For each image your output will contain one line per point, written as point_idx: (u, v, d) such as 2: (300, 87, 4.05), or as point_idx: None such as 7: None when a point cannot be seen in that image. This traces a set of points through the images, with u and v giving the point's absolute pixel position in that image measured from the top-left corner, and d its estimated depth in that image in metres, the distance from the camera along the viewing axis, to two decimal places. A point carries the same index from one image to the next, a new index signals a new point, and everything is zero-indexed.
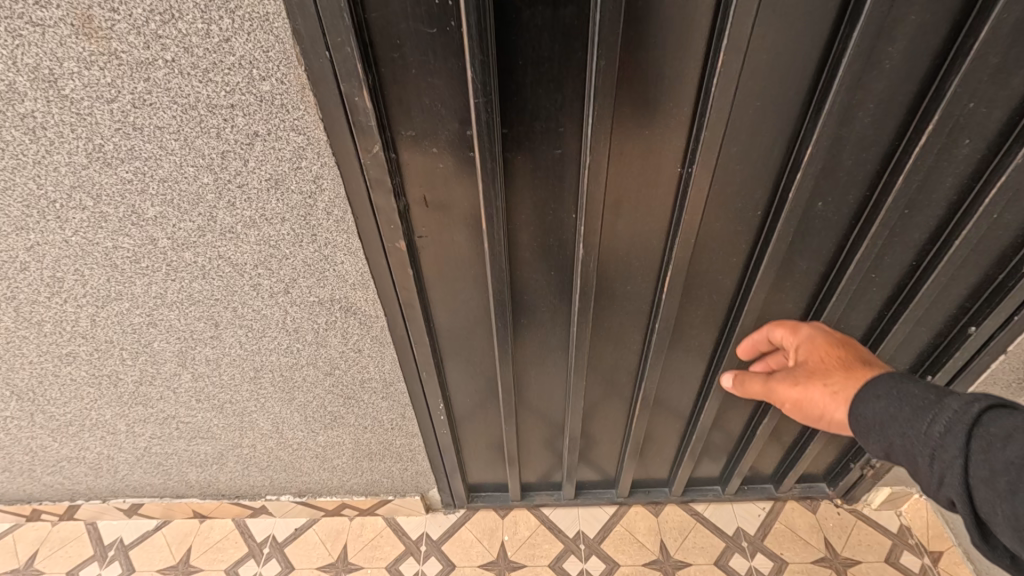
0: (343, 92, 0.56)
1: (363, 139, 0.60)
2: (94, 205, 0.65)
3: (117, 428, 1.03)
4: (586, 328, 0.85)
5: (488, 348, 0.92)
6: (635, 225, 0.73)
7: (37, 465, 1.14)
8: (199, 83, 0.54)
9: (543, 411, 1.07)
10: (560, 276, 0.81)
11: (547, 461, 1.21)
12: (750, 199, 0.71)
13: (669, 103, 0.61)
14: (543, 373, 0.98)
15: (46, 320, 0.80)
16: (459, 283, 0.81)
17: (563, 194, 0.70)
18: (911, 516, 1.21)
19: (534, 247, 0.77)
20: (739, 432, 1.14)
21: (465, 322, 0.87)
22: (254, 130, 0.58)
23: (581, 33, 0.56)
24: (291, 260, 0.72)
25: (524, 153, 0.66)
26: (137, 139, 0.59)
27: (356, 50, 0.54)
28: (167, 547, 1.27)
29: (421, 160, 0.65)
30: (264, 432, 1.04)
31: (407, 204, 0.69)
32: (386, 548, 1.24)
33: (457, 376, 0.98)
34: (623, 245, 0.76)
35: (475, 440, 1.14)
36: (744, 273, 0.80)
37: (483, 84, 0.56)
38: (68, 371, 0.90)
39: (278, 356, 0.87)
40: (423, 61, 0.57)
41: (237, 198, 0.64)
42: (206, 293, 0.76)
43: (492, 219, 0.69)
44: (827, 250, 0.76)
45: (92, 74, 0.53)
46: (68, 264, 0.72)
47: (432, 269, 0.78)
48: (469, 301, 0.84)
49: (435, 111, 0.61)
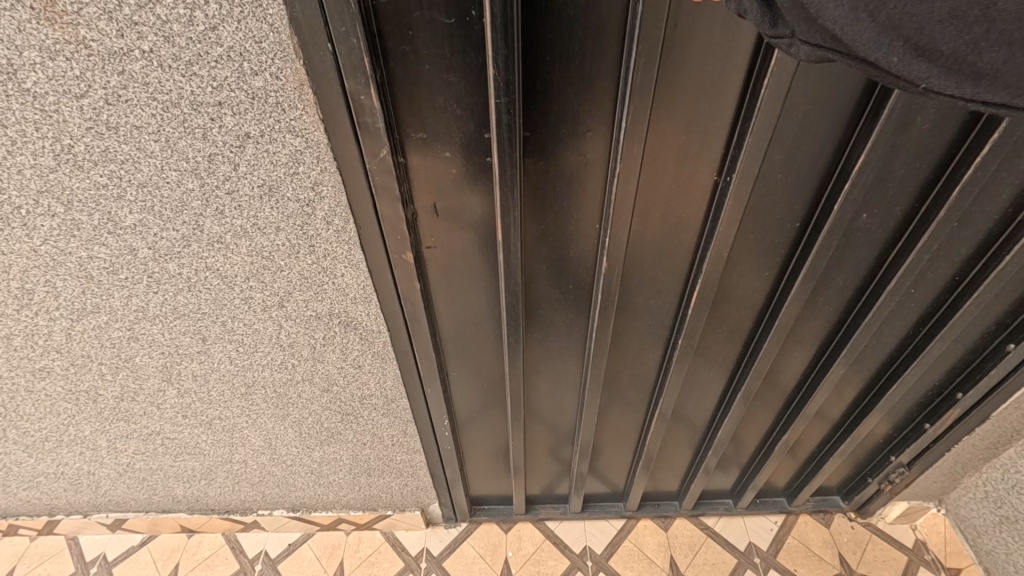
0: (347, 89, 0.49)
1: (369, 141, 0.53)
2: (65, 211, 0.58)
3: (97, 443, 0.96)
4: (604, 342, 0.80)
5: (496, 360, 0.87)
6: (663, 235, 0.68)
7: (13, 480, 1.07)
8: (182, 77, 0.48)
9: (552, 423, 1.02)
10: (578, 287, 0.75)
11: (553, 473, 1.17)
12: (789, 209, 0.67)
13: (710, 108, 0.56)
14: (553, 387, 0.94)
15: (16, 333, 0.73)
16: (467, 293, 0.75)
17: (586, 202, 0.65)
18: (927, 531, 1.18)
19: (551, 258, 0.71)
20: (754, 446, 1.10)
21: (472, 334, 0.82)
22: (245, 131, 0.51)
23: (616, 27, 0.51)
24: (287, 273, 0.65)
25: (547, 158, 0.60)
26: (112, 139, 0.52)
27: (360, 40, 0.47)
28: (153, 565, 1.20)
29: (432, 164, 0.59)
30: (256, 447, 0.98)
31: (415, 212, 0.64)
32: (384, 565, 1.18)
33: (461, 390, 0.93)
34: (649, 256, 0.71)
35: (478, 452, 1.08)
36: (777, 284, 0.77)
37: (506, 83, 0.50)
38: (42, 386, 0.83)
39: (271, 372, 0.81)
40: (438, 55, 0.51)
41: (226, 205, 0.58)
42: (193, 306, 0.70)
43: (507, 229, 0.63)
44: (869, 260, 0.74)
45: (57, 65, 0.46)
46: (38, 275, 0.65)
47: (439, 280, 0.73)
48: (478, 313, 0.78)
49: (448, 111, 0.55)
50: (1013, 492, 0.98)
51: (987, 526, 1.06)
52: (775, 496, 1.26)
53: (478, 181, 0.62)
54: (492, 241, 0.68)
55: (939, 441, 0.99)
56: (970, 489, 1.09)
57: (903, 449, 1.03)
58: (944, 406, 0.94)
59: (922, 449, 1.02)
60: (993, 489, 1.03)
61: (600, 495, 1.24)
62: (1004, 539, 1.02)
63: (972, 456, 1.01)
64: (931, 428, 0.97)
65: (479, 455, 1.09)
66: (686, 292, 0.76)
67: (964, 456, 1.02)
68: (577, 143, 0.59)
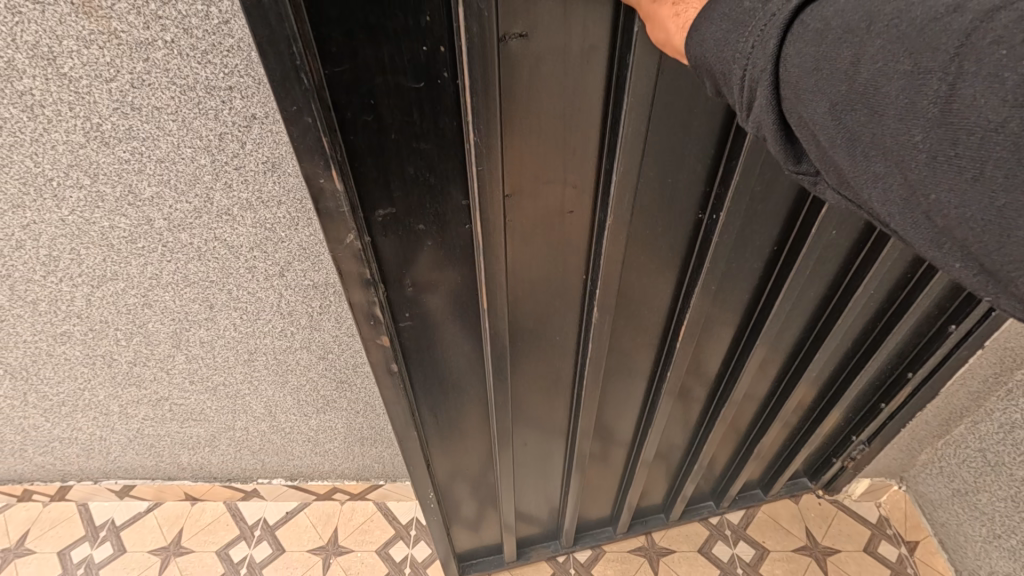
0: (307, 172, 0.51)
1: (337, 226, 0.56)
2: (91, 183, 0.66)
3: (110, 408, 1.04)
4: (599, 361, 0.81)
5: (479, 417, 0.90)
6: (651, 253, 0.72)
7: (30, 445, 1.14)
8: (198, 64, 0.55)
9: (539, 455, 1.01)
10: (566, 312, 0.77)
11: (543, 507, 1.14)
12: (770, 226, 0.73)
13: (692, 136, 0.61)
14: (538, 421, 0.93)
15: (42, 298, 0.81)
16: (449, 334, 0.75)
17: (571, 250, 0.69)
18: (890, 507, 1.25)
19: (537, 288, 0.72)
20: (736, 447, 1.13)
21: (452, 379, 0.82)
22: (252, 113, 0.59)
23: (589, 73, 0.53)
24: (287, 244, 0.73)
25: (530, 199, 0.62)
26: (136, 119, 0.59)
27: (318, 121, 0.48)
28: (159, 529, 1.28)
29: (401, 239, 0.62)
30: (257, 414, 1.05)
31: (388, 289, 0.66)
32: (377, 532, 1.26)
33: (441, 436, 0.90)
34: (636, 276, 0.74)
35: (463, 499, 1.05)
36: (757, 301, 0.84)
37: (487, 145, 0.53)
38: (62, 350, 0.90)
39: (272, 339, 0.88)
40: (406, 121, 0.52)
41: (234, 180, 0.65)
42: (202, 274, 0.77)
43: (496, 261, 0.64)
44: (838, 265, 0.80)
45: (91, 52, 0.54)
46: (64, 243, 0.73)
47: (421, 347, 0.75)
48: (458, 357, 0.79)
49: (412, 177, 0.57)
50: (963, 466, 1.05)
51: (941, 500, 1.13)
52: (752, 490, 1.28)
53: (451, 241, 0.64)
54: (474, 305, 0.72)
55: (894, 417, 1.06)
56: (927, 466, 1.16)
57: (863, 429, 1.10)
58: (897, 386, 1.01)
59: (879, 427, 1.09)
60: (947, 464, 1.10)
61: (590, 524, 1.21)
62: (956, 511, 1.09)
63: (927, 432, 1.09)
64: (887, 406, 1.04)
65: (465, 501, 1.06)
66: (673, 320, 0.83)
67: (920, 433, 1.09)
68: (563, 196, 0.63)
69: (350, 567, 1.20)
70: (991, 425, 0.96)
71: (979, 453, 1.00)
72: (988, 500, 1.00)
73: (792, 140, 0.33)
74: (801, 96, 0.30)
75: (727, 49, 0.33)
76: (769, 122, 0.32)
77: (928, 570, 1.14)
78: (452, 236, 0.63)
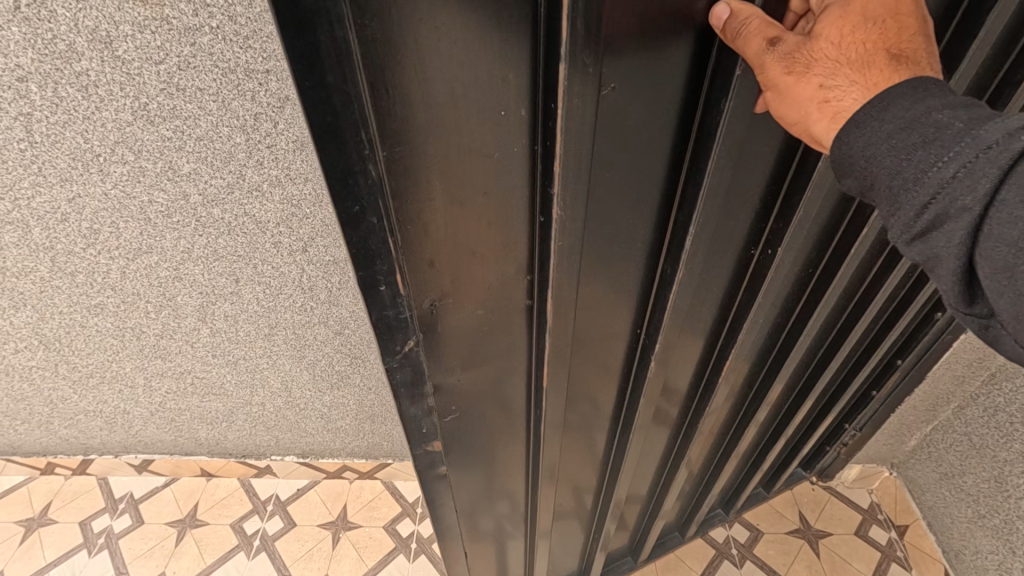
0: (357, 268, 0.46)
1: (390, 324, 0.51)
2: (134, 159, 0.71)
3: (135, 381, 1.09)
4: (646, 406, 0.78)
5: (512, 474, 0.86)
6: (700, 295, 0.69)
7: (56, 417, 1.20)
8: (240, 49, 0.61)
9: (570, 501, 0.97)
10: (611, 362, 0.74)
11: (570, 547, 1.11)
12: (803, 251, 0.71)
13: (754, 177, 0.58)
14: (572, 471, 0.90)
15: (80, 270, 0.87)
16: (490, 404, 0.71)
17: (623, 302, 0.66)
18: (881, 493, 1.29)
19: (586, 346, 0.68)
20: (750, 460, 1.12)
21: (487, 446, 0.77)
22: (286, 95, 0.65)
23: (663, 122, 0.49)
24: (312, 220, 0.78)
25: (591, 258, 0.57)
26: (180, 99, 0.65)
27: (382, 219, 0.43)
28: (175, 503, 1.33)
29: (449, 320, 0.57)
30: (274, 389, 1.10)
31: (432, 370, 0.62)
32: (384, 509, 1.31)
33: (473, 502, 0.86)
34: (686, 321, 0.71)
35: (491, 552, 1.01)
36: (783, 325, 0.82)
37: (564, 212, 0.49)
38: (94, 322, 0.96)
39: (292, 314, 0.93)
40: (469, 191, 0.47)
41: (266, 157, 0.71)
42: (230, 249, 0.83)
43: (554, 327, 0.60)
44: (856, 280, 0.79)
45: (144, 37, 0.60)
46: (105, 216, 0.78)
47: (465, 434, 0.73)
48: (496, 423, 0.74)
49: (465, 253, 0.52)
50: (950, 450, 1.10)
51: (930, 484, 1.17)
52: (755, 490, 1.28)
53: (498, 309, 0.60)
54: (520, 370, 0.69)
55: (885, 402, 1.09)
56: (916, 452, 1.20)
57: (856, 416, 1.13)
58: (887, 372, 1.03)
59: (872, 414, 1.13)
60: (935, 449, 1.14)
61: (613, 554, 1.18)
62: (943, 494, 1.14)
63: (915, 418, 1.13)
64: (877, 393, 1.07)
65: (491, 554, 1.02)
66: (712, 353, 0.80)
67: (908, 419, 1.13)
68: (625, 248, 0.59)
69: (358, 541, 1.25)
70: (976, 409, 1.01)
71: (964, 436, 1.05)
72: (972, 481, 1.05)
73: (970, 288, 0.38)
74: (1004, 254, 0.33)
75: (907, 173, 0.37)
76: (954, 263, 0.36)
77: (917, 551, 1.18)
78: (505, 301, 0.59)
